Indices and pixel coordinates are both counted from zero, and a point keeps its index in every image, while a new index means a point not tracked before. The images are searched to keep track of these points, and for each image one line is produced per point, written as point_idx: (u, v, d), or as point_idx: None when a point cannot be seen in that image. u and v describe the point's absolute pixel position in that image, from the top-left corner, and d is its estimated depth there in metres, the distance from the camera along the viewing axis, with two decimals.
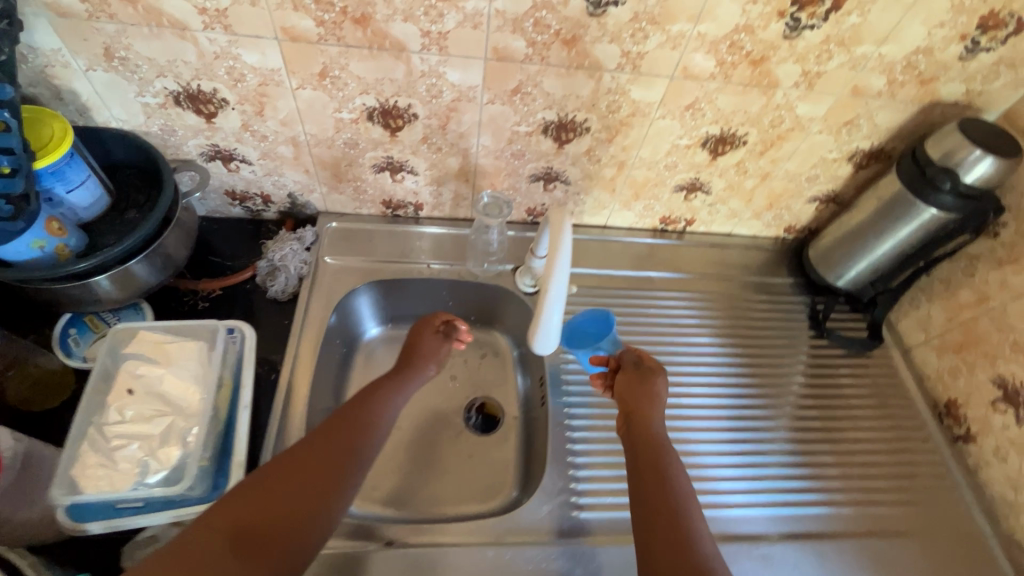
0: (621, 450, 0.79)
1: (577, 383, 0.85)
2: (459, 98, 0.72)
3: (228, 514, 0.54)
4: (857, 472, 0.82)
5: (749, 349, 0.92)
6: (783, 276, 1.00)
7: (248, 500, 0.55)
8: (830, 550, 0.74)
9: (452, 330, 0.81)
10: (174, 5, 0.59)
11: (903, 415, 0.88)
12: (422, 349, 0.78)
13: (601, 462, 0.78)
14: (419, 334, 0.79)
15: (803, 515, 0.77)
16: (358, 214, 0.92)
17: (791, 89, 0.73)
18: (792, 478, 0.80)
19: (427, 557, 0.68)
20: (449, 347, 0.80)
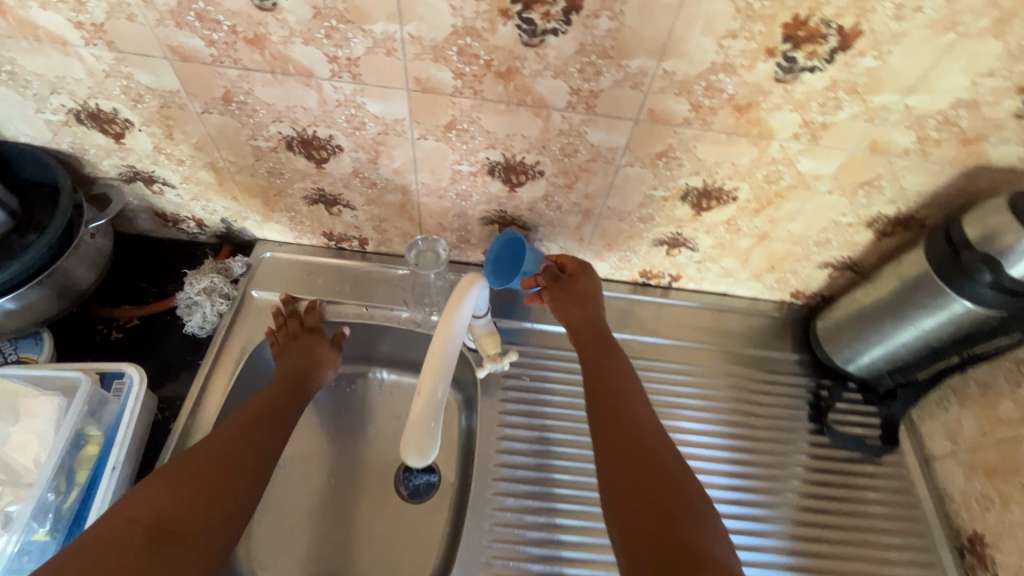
0: (553, 556, 0.67)
1: (514, 466, 0.72)
2: (385, 131, 0.62)
3: (144, 504, 0.51)
4: None
5: (738, 444, 0.77)
6: (786, 349, 0.85)
7: (166, 488, 0.53)
8: None
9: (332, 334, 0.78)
10: (45, 17, 0.52)
11: (919, 546, 0.72)
12: (319, 357, 0.74)
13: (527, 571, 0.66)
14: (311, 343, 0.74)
15: None
16: (299, 244, 0.83)
17: (789, 142, 0.59)
18: None
19: None
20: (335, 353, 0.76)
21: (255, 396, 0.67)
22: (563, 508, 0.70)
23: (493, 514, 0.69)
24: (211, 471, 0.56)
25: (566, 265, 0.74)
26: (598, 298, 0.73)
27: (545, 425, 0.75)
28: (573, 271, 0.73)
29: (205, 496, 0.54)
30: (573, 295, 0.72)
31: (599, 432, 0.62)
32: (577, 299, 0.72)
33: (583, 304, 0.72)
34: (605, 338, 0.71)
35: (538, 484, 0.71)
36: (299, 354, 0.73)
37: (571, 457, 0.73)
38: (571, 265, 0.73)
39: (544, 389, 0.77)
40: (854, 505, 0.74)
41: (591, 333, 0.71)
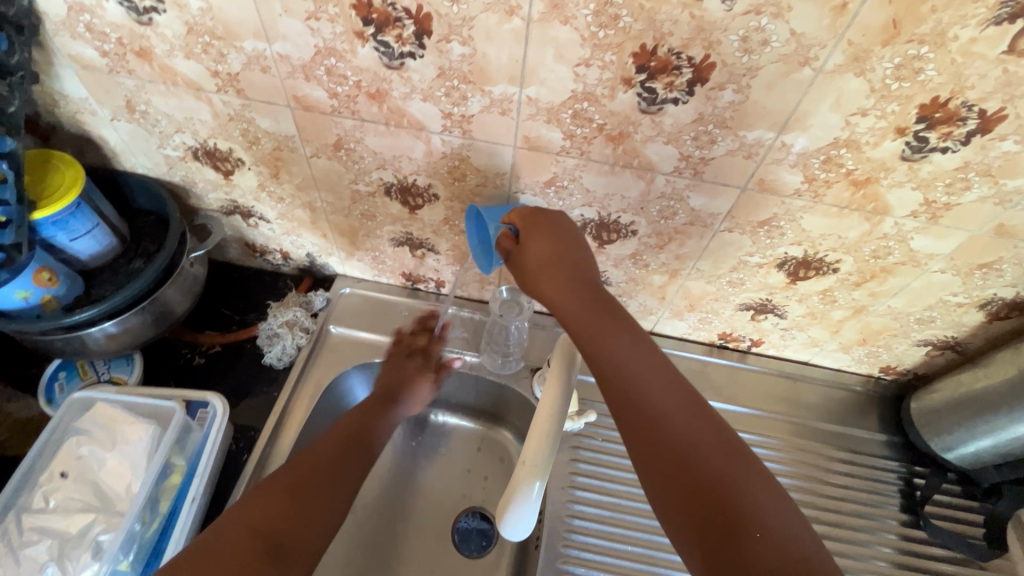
0: None
1: (583, 532, 0.69)
2: (484, 183, 0.62)
3: (254, 512, 0.50)
4: None
5: (819, 530, 0.72)
6: (873, 429, 0.80)
7: (274, 498, 0.51)
8: None
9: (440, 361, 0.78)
10: (186, 66, 0.55)
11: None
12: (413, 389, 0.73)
13: None
14: (416, 368, 0.75)
15: None
16: (377, 282, 0.84)
17: (906, 219, 0.56)
18: None
19: None
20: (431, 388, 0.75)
21: (351, 412, 0.67)
22: None
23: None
24: (313, 484, 0.55)
25: (523, 221, 0.57)
26: (568, 250, 0.55)
27: (617, 491, 0.72)
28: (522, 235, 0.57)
29: (308, 510, 0.52)
30: (542, 261, 0.54)
31: (636, 449, 0.46)
32: (541, 262, 0.54)
33: (557, 271, 0.54)
34: (600, 304, 0.52)
35: (609, 556, 0.67)
36: (404, 373, 0.74)
37: (644, 528, 0.69)
38: (521, 224, 0.57)
39: (616, 451, 0.75)
40: None
41: (578, 306, 0.52)
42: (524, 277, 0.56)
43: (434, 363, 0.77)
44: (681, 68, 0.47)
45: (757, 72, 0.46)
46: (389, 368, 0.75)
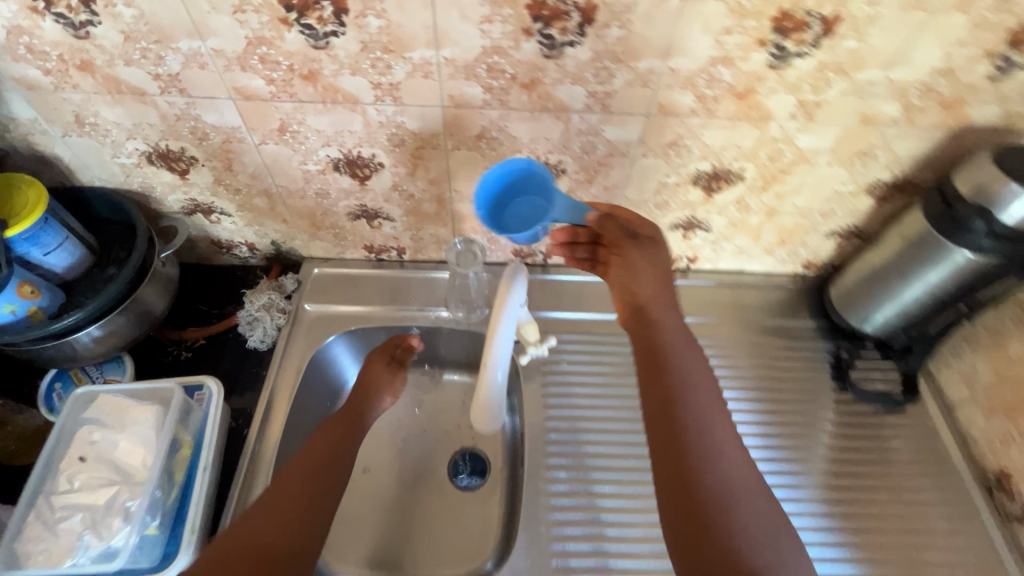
0: (607, 520, 0.72)
1: (560, 443, 0.78)
2: (423, 145, 0.69)
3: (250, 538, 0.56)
4: (907, 545, 0.72)
5: (765, 408, 0.82)
6: (804, 318, 0.90)
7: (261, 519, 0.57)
8: None
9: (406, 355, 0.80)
10: (128, 72, 0.60)
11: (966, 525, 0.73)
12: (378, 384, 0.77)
13: (582, 533, 0.71)
14: (368, 369, 0.79)
15: None
16: (343, 259, 0.90)
17: (787, 121, 0.65)
18: (829, 558, 0.70)
19: None
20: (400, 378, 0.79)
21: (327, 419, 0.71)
22: (613, 477, 0.75)
23: (547, 489, 0.75)
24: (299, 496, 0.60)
25: (634, 223, 0.64)
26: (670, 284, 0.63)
27: (587, 403, 0.81)
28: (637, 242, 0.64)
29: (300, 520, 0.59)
30: (649, 275, 0.63)
31: (664, 464, 0.54)
32: (646, 275, 0.63)
33: (660, 293, 0.62)
34: (688, 343, 0.61)
35: (586, 457, 0.77)
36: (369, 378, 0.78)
37: (614, 429, 0.79)
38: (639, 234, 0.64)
39: (581, 371, 0.83)
40: (879, 455, 0.78)
41: (667, 332, 0.61)
42: (622, 270, 0.64)
43: (388, 355, 0.80)
44: (570, 12, 0.54)
45: (634, 8, 0.54)
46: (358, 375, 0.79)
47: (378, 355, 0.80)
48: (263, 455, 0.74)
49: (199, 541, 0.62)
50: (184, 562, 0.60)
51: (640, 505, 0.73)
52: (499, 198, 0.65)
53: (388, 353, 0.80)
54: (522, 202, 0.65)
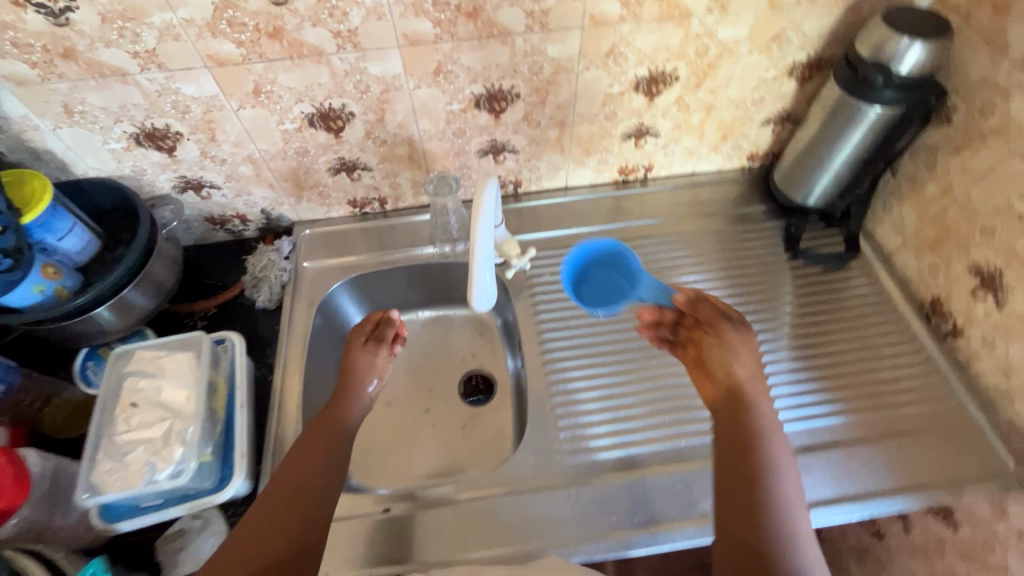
0: (605, 394, 0.81)
1: (554, 340, 0.86)
2: (387, 88, 0.75)
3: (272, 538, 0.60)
4: (868, 372, 0.82)
5: (730, 282, 0.92)
6: (755, 205, 1.00)
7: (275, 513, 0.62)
8: (836, 459, 0.74)
9: (383, 333, 0.81)
10: (109, 54, 0.66)
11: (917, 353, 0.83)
12: (357, 365, 0.77)
13: (585, 408, 0.80)
14: (349, 352, 0.80)
15: (814, 428, 0.77)
16: (330, 218, 0.97)
17: (705, 16, 0.73)
18: (802, 393, 0.80)
19: (407, 525, 0.70)
20: (385, 351, 0.80)
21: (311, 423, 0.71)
22: (606, 358, 0.84)
23: (549, 377, 0.83)
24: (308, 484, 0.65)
25: (726, 308, 0.71)
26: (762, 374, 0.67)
27: (573, 303, 0.90)
28: (727, 327, 0.69)
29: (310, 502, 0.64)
30: (742, 357, 0.67)
31: (728, 517, 0.58)
32: (741, 354, 0.67)
33: (754, 378, 0.67)
34: (782, 432, 0.64)
35: (580, 348, 0.85)
36: (350, 368, 0.77)
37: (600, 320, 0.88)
38: (727, 316, 0.70)
39: (563, 278, 0.92)
40: (834, 305, 0.89)
41: (761, 412, 0.64)
42: (713, 346, 0.68)
43: (366, 335, 0.81)
44: None
45: None
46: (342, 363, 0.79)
47: (357, 338, 0.81)
48: (290, 386, 0.81)
49: (247, 462, 0.70)
50: (238, 480, 0.69)
51: (632, 376, 0.82)
52: (583, 269, 0.80)
53: (366, 333, 0.81)
54: (603, 275, 0.80)
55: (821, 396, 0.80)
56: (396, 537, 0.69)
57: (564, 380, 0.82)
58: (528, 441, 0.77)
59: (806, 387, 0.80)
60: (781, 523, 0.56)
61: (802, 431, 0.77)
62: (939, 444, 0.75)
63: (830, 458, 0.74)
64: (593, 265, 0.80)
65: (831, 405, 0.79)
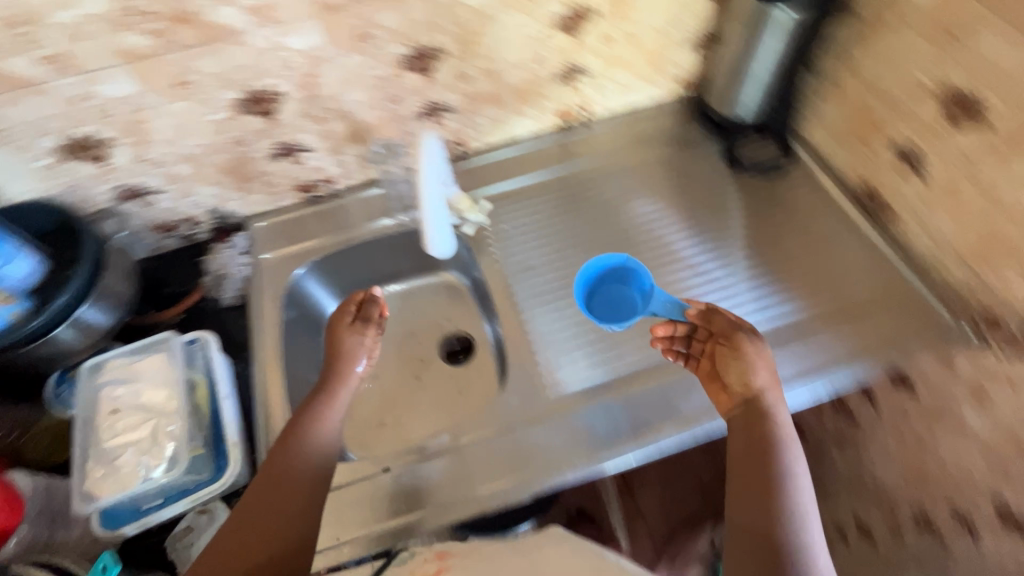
0: (576, 326, 0.84)
1: (521, 286, 0.89)
2: (312, 61, 0.75)
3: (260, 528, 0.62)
4: (816, 265, 0.87)
5: (680, 203, 0.96)
6: (695, 130, 1.02)
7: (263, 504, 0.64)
8: (797, 348, 0.79)
9: (369, 310, 0.78)
10: (15, 64, 0.64)
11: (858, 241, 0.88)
12: (344, 348, 0.76)
13: (559, 341, 0.83)
14: (335, 333, 0.77)
15: (772, 323, 0.82)
16: (282, 208, 0.95)
17: None
18: (759, 292, 0.85)
19: (409, 480, 0.72)
20: (371, 332, 0.77)
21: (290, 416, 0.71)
22: (572, 293, 0.87)
23: (522, 319, 0.86)
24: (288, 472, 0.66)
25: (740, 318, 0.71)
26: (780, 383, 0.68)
27: (535, 247, 0.93)
28: (743, 340, 0.69)
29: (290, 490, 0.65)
30: (757, 368, 0.68)
31: (739, 515, 0.62)
32: (756, 363, 0.68)
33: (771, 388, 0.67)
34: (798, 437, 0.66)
35: (547, 288, 0.88)
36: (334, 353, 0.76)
37: (562, 260, 0.91)
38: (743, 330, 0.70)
39: (522, 226, 0.95)
40: (779, 208, 0.93)
41: (779, 421, 0.66)
42: (727, 359, 0.69)
43: (351, 316, 0.78)
44: None
45: None
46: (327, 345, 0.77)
47: (342, 319, 0.78)
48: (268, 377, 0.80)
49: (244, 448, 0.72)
50: (237, 466, 0.71)
51: None
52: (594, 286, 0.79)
53: (351, 315, 0.78)
54: (611, 289, 0.79)
55: (776, 294, 0.84)
56: (400, 494, 0.71)
57: (535, 322, 0.85)
58: (512, 384, 0.80)
59: (761, 289, 0.85)
60: (790, 525, 0.60)
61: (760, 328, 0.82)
62: (888, 318, 0.80)
63: (792, 347, 0.79)
64: (604, 281, 0.80)
65: (785, 300, 0.84)
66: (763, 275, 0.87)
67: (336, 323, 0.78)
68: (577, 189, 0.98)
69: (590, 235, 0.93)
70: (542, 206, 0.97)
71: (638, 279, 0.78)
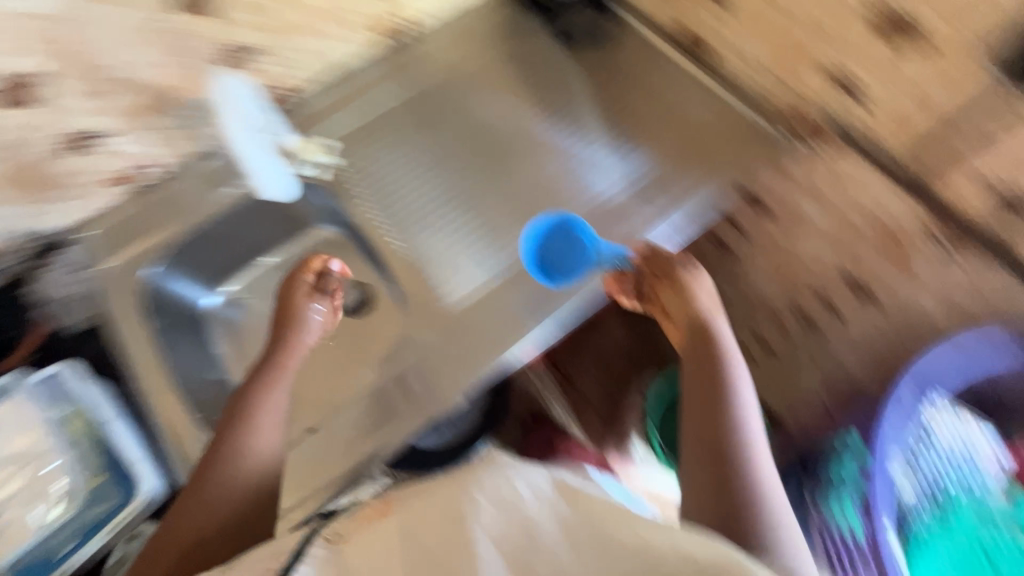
0: (447, 238, 0.87)
1: (383, 216, 0.89)
2: (60, 24, 0.65)
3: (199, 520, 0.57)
4: (664, 118, 0.90)
5: (527, 93, 0.95)
6: (528, 16, 0.99)
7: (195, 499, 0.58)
8: (656, 200, 0.85)
9: (327, 278, 0.77)
10: None
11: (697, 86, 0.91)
12: (296, 314, 0.72)
13: (432, 257, 0.86)
14: (289, 298, 0.74)
15: (631, 180, 0.87)
16: (113, 206, 0.84)
17: None
18: (617, 155, 0.89)
19: (339, 430, 0.76)
20: (325, 302, 0.76)
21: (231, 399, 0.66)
22: (439, 208, 0.88)
23: (392, 249, 0.88)
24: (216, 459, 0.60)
25: (680, 258, 0.75)
26: (720, 313, 0.72)
27: (394, 172, 0.91)
28: (687, 278, 0.73)
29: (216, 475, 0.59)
30: (698, 300, 0.72)
31: (687, 419, 0.63)
32: (697, 296, 0.72)
33: (714, 316, 0.71)
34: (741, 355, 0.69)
35: (414, 213, 0.89)
36: (286, 320, 0.72)
37: (422, 179, 0.90)
38: (685, 269, 0.74)
39: (376, 155, 0.92)
40: (619, 73, 0.95)
41: (722, 340, 0.69)
42: (671, 294, 0.74)
43: (309, 285, 0.75)
44: None
45: None
46: (276, 313, 0.73)
47: (297, 287, 0.74)
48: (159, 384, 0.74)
49: (152, 460, 0.71)
50: (152, 479, 0.70)
51: (464, 211, 0.88)
52: (544, 246, 0.81)
53: (308, 284, 0.75)
54: (561, 247, 0.81)
55: (633, 157, 0.88)
56: (334, 444, 0.75)
57: (419, 250, 0.87)
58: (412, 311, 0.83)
59: (619, 155, 0.89)
60: (736, 423, 0.61)
61: (623, 187, 0.86)
62: (733, 150, 0.86)
63: (656, 201, 0.85)
64: (554, 240, 0.82)
65: (639, 157, 0.88)
66: (619, 138, 0.90)
67: (290, 288, 0.74)
68: (427, 105, 0.95)
69: (446, 149, 0.92)
70: (395, 131, 0.93)
71: (582, 232, 0.81)
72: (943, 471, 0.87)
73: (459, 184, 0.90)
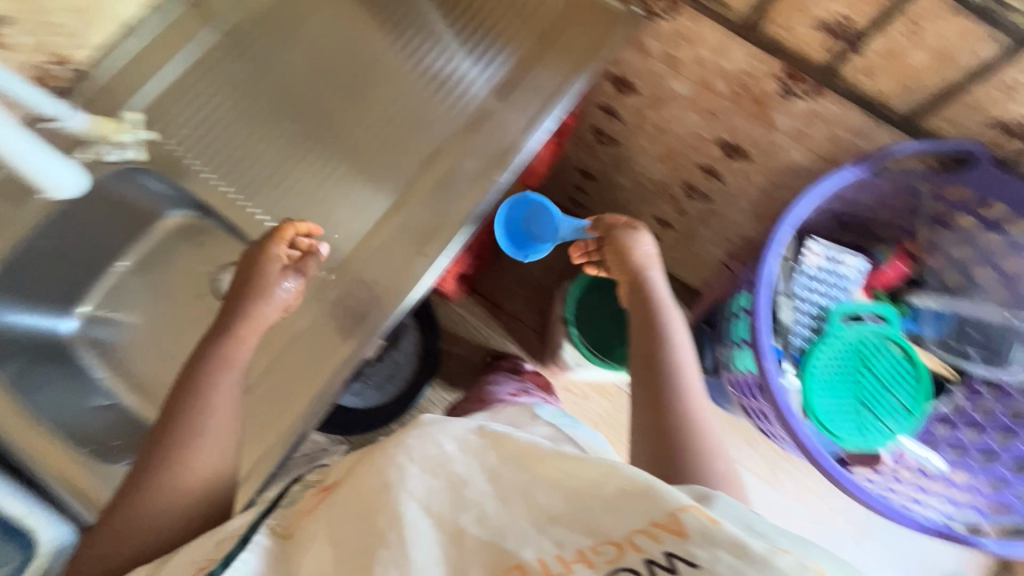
0: (295, 185, 0.87)
1: (224, 178, 0.88)
2: None
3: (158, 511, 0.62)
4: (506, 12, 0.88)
5: (352, 20, 0.93)
6: None
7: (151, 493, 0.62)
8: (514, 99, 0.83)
9: (301, 250, 0.76)
10: None
11: None
12: (264, 281, 0.73)
13: (286, 207, 0.87)
14: (257, 258, 0.74)
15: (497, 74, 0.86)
16: None
17: None
18: (479, 55, 0.88)
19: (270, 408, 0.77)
20: (292, 276, 0.74)
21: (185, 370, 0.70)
22: (279, 156, 0.88)
23: (246, 211, 0.88)
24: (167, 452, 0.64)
25: (620, 221, 0.80)
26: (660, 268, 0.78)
27: (226, 130, 0.89)
28: (626, 239, 0.78)
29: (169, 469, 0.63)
30: (639, 261, 0.77)
31: (635, 372, 0.72)
32: (638, 256, 0.77)
33: (653, 272, 0.77)
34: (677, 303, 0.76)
35: (255, 166, 0.88)
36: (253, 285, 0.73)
37: (257, 132, 0.89)
38: (624, 232, 0.78)
39: (201, 117, 0.88)
40: None
41: (662, 292, 0.76)
42: (614, 259, 0.79)
43: (284, 260, 0.74)
44: None
45: None
46: (244, 274, 0.74)
47: (274, 254, 0.74)
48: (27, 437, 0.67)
49: (47, 509, 0.67)
50: (54, 528, 0.66)
51: (305, 154, 0.88)
52: (512, 223, 0.97)
53: (283, 255, 0.74)
54: (534, 224, 0.96)
55: (496, 54, 0.87)
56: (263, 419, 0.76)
57: (292, 215, 0.86)
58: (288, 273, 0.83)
59: (479, 54, 0.88)
60: (676, 370, 0.70)
61: (486, 81, 0.86)
62: (577, 31, 0.84)
63: (514, 98, 0.83)
64: (528, 220, 0.97)
65: (501, 58, 0.86)
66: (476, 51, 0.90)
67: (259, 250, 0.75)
68: (261, 61, 0.92)
69: (274, 94, 0.91)
70: (233, 102, 0.90)
71: (552, 211, 0.94)
72: (830, 290, 0.82)
73: (293, 128, 0.90)
